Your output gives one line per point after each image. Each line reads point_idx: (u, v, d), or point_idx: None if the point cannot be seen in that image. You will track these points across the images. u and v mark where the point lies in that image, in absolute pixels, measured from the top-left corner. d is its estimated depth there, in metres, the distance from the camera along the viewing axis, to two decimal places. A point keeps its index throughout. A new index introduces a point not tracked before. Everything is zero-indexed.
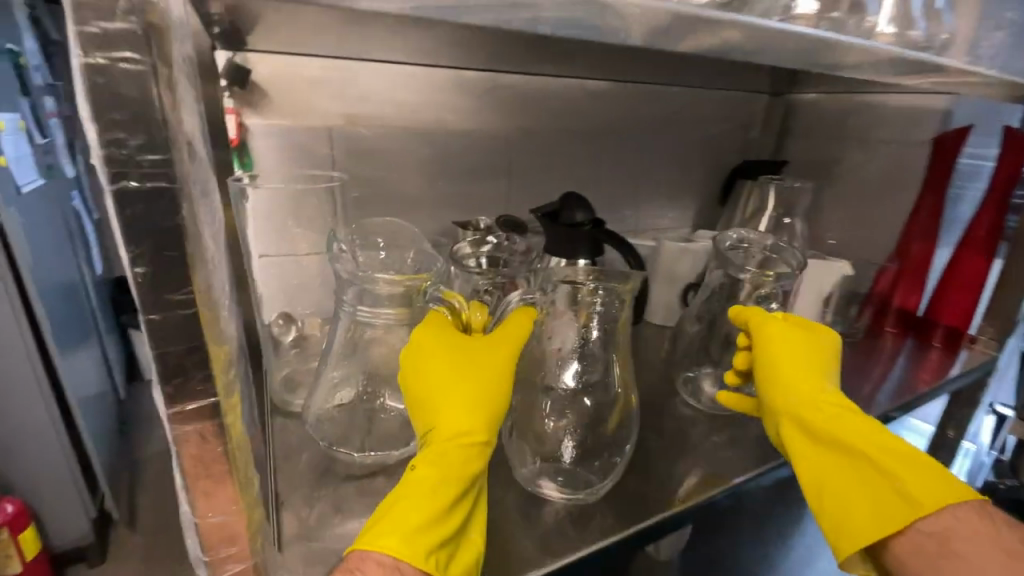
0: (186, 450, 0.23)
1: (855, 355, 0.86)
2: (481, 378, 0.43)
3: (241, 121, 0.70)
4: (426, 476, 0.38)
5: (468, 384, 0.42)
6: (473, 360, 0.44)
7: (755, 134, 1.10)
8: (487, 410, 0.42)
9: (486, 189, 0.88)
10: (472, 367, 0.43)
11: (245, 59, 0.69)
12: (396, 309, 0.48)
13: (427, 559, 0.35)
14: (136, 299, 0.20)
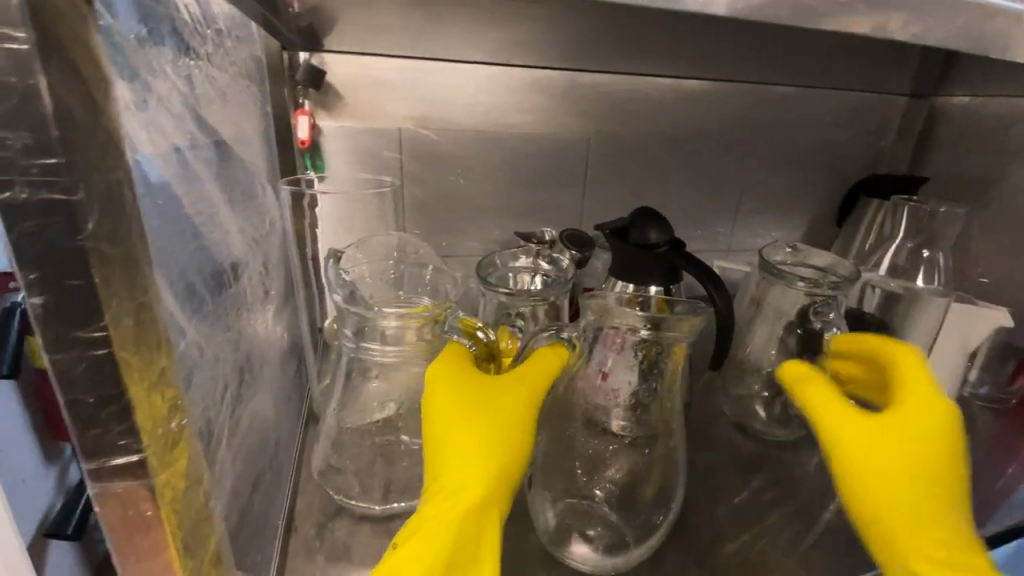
0: (109, 511, 0.19)
1: (1002, 426, 0.67)
2: (502, 427, 0.34)
3: (315, 122, 0.69)
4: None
5: (478, 441, 0.33)
6: (493, 403, 0.34)
7: (887, 143, 0.92)
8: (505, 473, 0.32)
9: (558, 198, 0.82)
10: (490, 413, 0.34)
11: (322, 60, 0.68)
12: (410, 345, 0.42)
13: None
14: (36, 334, 0.16)
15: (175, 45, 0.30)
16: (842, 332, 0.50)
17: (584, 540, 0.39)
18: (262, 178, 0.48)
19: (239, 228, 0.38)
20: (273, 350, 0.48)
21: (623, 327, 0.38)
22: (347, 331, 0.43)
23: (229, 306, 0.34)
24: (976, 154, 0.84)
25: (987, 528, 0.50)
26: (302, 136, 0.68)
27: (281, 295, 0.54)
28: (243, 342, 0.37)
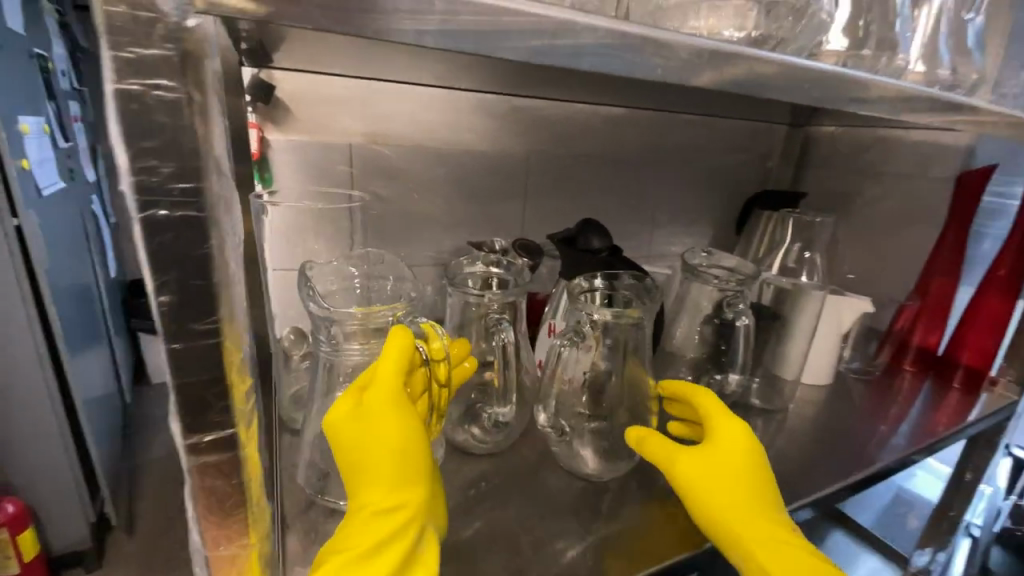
0: (200, 481, 0.22)
1: (871, 392, 0.82)
2: (380, 443, 0.35)
3: (263, 137, 0.71)
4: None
5: (365, 445, 0.36)
6: (368, 421, 0.36)
7: (773, 165, 1.09)
8: (384, 466, 0.35)
9: (502, 212, 0.88)
10: (366, 436, 0.36)
11: (269, 75, 0.69)
12: (362, 344, 0.47)
13: None
14: (159, 325, 0.20)
15: None
16: (749, 320, 0.62)
17: (590, 447, 0.51)
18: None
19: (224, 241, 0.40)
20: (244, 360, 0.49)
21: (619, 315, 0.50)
22: (321, 339, 0.47)
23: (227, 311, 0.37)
24: (844, 175, 1.04)
25: (859, 470, 0.63)
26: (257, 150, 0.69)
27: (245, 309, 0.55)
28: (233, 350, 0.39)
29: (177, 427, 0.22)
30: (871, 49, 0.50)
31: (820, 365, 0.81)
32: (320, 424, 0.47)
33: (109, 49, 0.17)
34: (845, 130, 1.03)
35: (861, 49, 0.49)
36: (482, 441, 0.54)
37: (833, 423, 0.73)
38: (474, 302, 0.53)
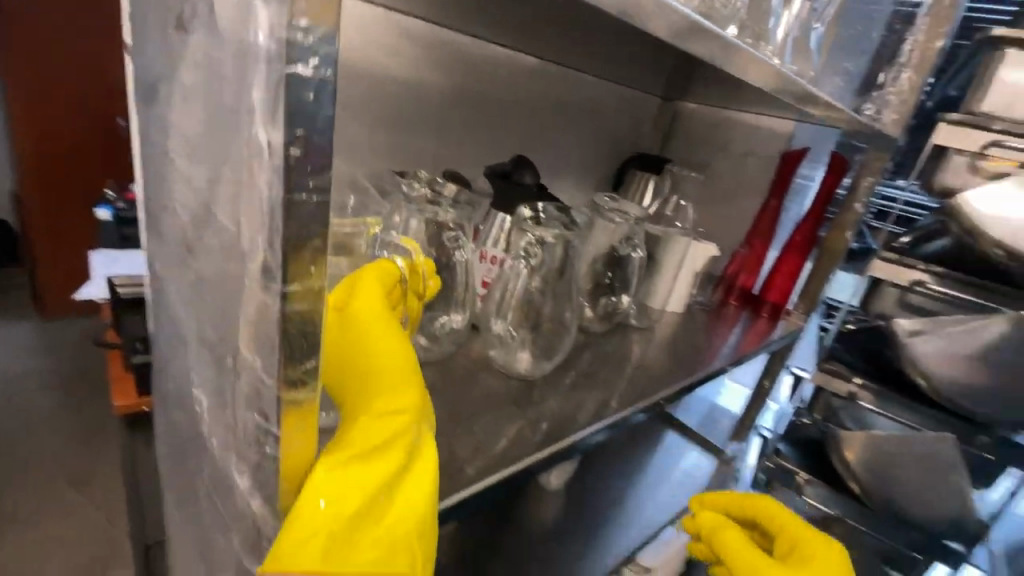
0: (287, 327, 0.24)
1: (709, 317, 1.02)
2: (379, 351, 0.30)
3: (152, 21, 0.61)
4: (345, 521, 0.25)
5: (360, 346, 0.31)
6: (364, 323, 0.31)
7: (648, 131, 1.25)
8: (388, 371, 0.30)
9: (417, 144, 0.84)
10: (367, 340, 0.31)
11: None
12: None
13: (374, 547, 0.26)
14: (282, 178, 0.22)
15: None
16: (639, 253, 0.81)
17: (526, 351, 0.62)
18: (139, 95, 0.44)
19: (182, 125, 0.37)
20: (168, 264, 0.45)
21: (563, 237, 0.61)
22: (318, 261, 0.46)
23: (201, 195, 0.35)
24: (701, 147, 1.26)
25: (703, 369, 0.76)
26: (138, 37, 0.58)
27: (147, 213, 0.49)
28: (197, 242, 0.37)
29: (274, 275, 0.24)
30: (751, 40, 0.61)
31: (679, 295, 0.95)
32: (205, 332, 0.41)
33: None
34: (702, 110, 1.23)
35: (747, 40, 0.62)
36: (428, 349, 0.58)
37: (686, 340, 0.87)
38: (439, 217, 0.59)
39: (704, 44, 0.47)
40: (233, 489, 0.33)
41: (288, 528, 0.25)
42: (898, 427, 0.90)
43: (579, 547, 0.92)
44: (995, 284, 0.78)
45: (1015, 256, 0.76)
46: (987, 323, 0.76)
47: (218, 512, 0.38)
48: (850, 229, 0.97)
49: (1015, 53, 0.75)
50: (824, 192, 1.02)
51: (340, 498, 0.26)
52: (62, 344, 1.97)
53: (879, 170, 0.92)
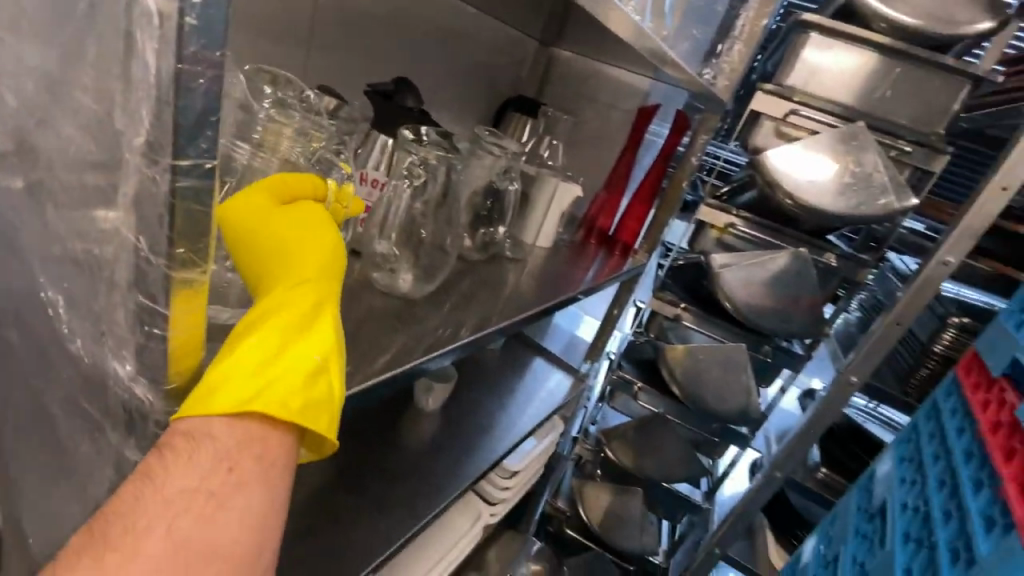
0: (180, 204, 0.25)
1: (572, 253, 1.14)
2: (303, 250, 0.36)
3: None
4: (274, 376, 0.29)
5: (289, 242, 0.36)
6: (289, 228, 0.37)
7: (525, 74, 1.30)
8: (317, 266, 0.36)
9: (287, 57, 0.78)
10: (293, 237, 0.36)
11: None
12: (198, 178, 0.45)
13: (307, 396, 0.30)
14: (174, 48, 0.22)
15: None
16: (515, 186, 0.86)
17: (408, 271, 0.64)
18: None
19: None
20: None
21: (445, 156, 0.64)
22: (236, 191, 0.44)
23: (41, 70, 0.31)
24: (571, 95, 1.34)
25: (562, 294, 0.86)
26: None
27: None
28: (34, 127, 0.33)
29: (160, 147, 0.24)
30: None
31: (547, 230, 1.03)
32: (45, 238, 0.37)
33: None
34: (575, 58, 1.31)
35: None
36: None
37: (552, 271, 0.97)
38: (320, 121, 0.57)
39: None
40: (108, 386, 0.32)
41: (211, 383, 0.28)
42: (709, 338, 1.11)
43: (454, 458, 1.00)
44: (785, 228, 1.02)
45: (801, 205, 0.92)
46: (772, 257, 0.98)
47: (83, 419, 0.36)
48: (685, 181, 1.13)
49: (814, 37, 0.92)
50: (669, 147, 1.17)
51: (268, 361, 0.30)
52: None
53: (711, 129, 1.08)
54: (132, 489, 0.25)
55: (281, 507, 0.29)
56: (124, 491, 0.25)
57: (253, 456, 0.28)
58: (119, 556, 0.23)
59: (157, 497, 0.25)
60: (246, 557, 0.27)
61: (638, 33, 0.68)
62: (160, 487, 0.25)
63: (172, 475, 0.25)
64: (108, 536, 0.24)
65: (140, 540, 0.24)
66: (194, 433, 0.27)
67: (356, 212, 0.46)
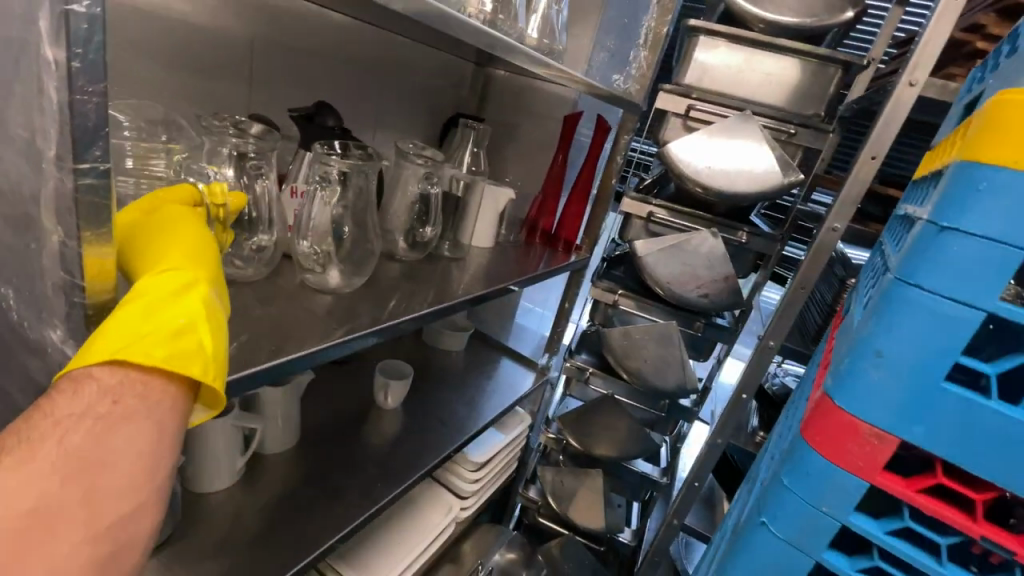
0: (83, 197, 0.34)
1: (517, 252, 1.22)
2: (181, 245, 0.46)
3: None
4: (144, 332, 0.38)
5: (168, 240, 0.46)
6: (165, 231, 0.47)
7: (464, 93, 1.40)
8: (193, 256, 0.45)
9: (225, 93, 0.87)
10: (169, 237, 0.46)
11: None
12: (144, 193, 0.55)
13: (169, 349, 0.38)
14: (65, 84, 0.31)
15: None
16: (440, 191, 0.94)
17: (335, 270, 0.73)
18: None
19: None
20: None
21: (360, 165, 0.72)
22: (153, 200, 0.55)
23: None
24: (509, 110, 1.45)
25: (495, 285, 0.95)
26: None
27: None
28: None
29: (64, 155, 0.33)
30: (508, 16, 0.79)
31: (484, 230, 1.12)
32: None
33: None
34: (509, 76, 1.41)
35: (503, 14, 0.78)
36: (248, 268, 0.68)
37: (490, 266, 1.06)
38: (238, 139, 0.65)
39: (448, 22, 0.62)
40: (47, 353, 0.40)
41: (93, 344, 0.37)
42: (649, 320, 1.19)
43: (413, 450, 1.08)
44: (700, 212, 1.12)
45: (707, 189, 1.02)
46: (689, 239, 1.06)
47: (34, 391, 0.44)
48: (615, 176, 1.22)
49: (702, 39, 1.03)
50: (597, 146, 1.24)
51: (140, 320, 0.38)
52: None
53: (630, 129, 1.18)
54: (28, 416, 0.33)
55: (167, 437, 0.37)
56: (24, 416, 0.33)
57: (134, 394, 0.36)
58: (19, 457, 0.31)
59: (49, 420, 0.33)
60: (131, 471, 0.35)
61: (525, 51, 0.78)
62: (50, 413, 0.33)
63: (59, 407, 0.33)
64: (7, 445, 0.32)
65: (35, 448, 0.32)
66: (78, 377, 0.35)
67: (236, 204, 0.57)
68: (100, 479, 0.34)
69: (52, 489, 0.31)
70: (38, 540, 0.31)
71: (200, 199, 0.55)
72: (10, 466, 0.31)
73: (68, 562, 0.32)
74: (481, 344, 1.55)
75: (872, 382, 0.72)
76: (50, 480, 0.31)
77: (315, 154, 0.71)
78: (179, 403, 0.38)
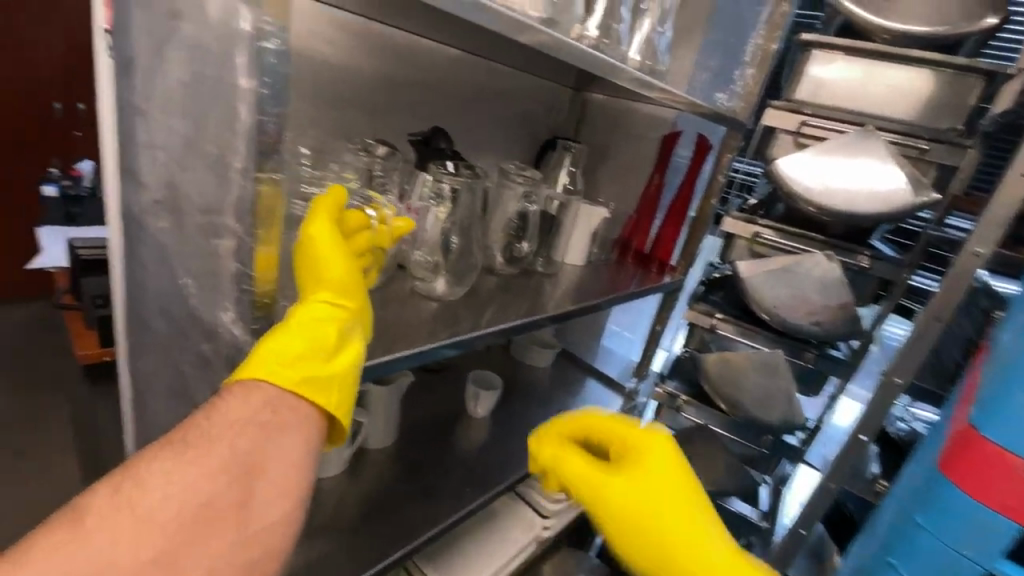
0: (261, 201, 0.41)
1: (610, 270, 1.21)
2: (328, 271, 0.52)
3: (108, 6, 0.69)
4: (292, 356, 0.45)
5: (321, 264, 0.52)
6: (317, 250, 0.53)
7: (562, 117, 1.44)
8: (338, 288, 0.51)
9: (355, 122, 0.98)
10: (321, 262, 0.52)
11: None
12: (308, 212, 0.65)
13: (303, 379, 0.45)
14: (255, 109, 0.38)
15: None
16: (538, 207, 0.98)
17: (441, 279, 0.79)
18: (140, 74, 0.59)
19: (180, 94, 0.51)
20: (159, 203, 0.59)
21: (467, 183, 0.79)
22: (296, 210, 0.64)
23: (190, 140, 0.49)
24: (605, 132, 1.47)
25: (590, 299, 0.96)
26: (108, 20, 0.68)
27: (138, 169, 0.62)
28: (188, 178, 0.51)
29: (250, 166, 0.40)
30: (612, 38, 0.81)
31: (578, 249, 1.14)
32: (183, 249, 0.55)
33: None
34: (608, 99, 1.44)
35: (608, 37, 0.80)
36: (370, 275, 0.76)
37: (584, 283, 1.07)
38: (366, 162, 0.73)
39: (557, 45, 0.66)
40: (219, 334, 0.48)
41: (252, 359, 0.45)
42: (752, 348, 1.12)
43: (501, 460, 1.10)
44: (811, 233, 1.05)
45: (821, 209, 0.96)
46: (797, 262, 0.99)
47: (205, 366, 0.53)
48: (716, 196, 1.18)
49: (817, 53, 0.99)
50: (696, 165, 1.21)
51: (287, 346, 0.46)
52: None
53: (735, 147, 1.15)
54: (206, 416, 0.42)
55: (307, 450, 0.45)
56: (203, 413, 0.42)
57: (285, 407, 0.45)
58: (200, 453, 0.40)
59: (224, 422, 0.42)
60: (276, 475, 0.43)
61: (629, 70, 0.79)
62: (225, 413, 0.42)
63: (232, 411, 0.42)
64: (189, 441, 0.40)
65: (212, 447, 0.40)
66: (245, 387, 0.44)
67: (400, 228, 0.61)
68: (253, 478, 0.42)
69: (221, 485, 0.40)
70: (207, 528, 0.39)
71: (369, 222, 0.61)
72: (195, 459, 0.39)
73: (226, 554, 0.40)
74: (569, 364, 1.55)
75: (1015, 406, 0.78)
76: (220, 478, 0.40)
77: (427, 174, 0.78)
78: (316, 419, 0.47)
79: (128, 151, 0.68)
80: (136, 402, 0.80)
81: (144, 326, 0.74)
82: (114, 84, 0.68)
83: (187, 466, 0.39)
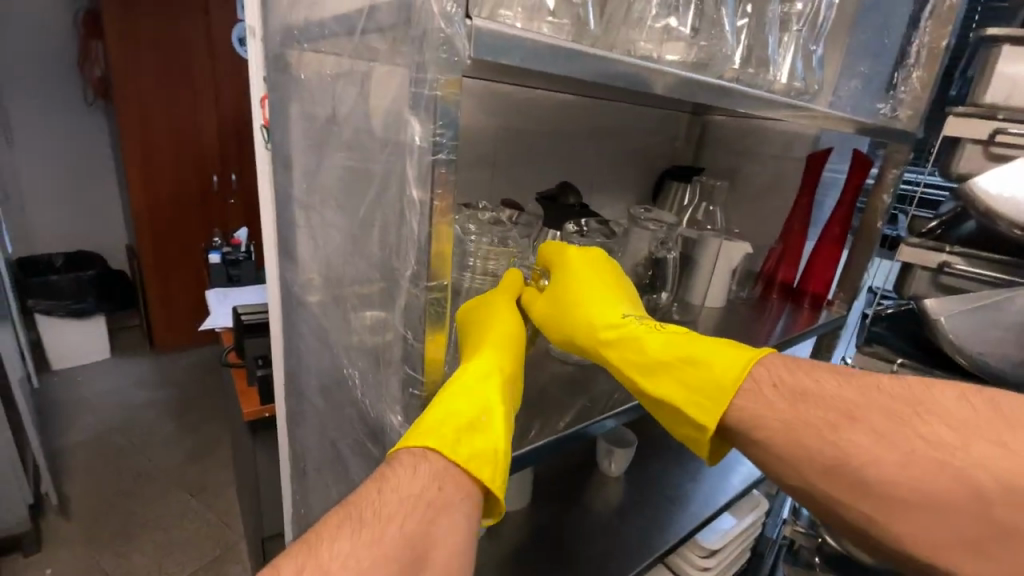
0: (432, 309, 0.40)
1: (752, 310, 1.09)
2: (495, 338, 0.52)
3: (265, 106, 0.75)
4: (455, 417, 0.42)
5: (493, 329, 0.53)
6: (490, 318, 0.54)
7: (681, 146, 1.35)
8: (507, 353, 0.51)
9: (479, 181, 1.00)
10: (492, 327, 0.53)
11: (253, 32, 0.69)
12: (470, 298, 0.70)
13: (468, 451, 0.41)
14: (429, 220, 0.38)
15: (351, 89, 0.47)
16: (674, 254, 0.91)
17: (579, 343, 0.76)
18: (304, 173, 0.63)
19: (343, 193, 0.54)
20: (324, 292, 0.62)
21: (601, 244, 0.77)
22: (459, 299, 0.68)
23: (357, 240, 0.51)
24: (731, 156, 1.35)
25: None
26: (265, 118, 0.74)
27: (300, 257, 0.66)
28: (353, 274, 0.53)
29: (422, 276, 0.39)
30: (754, 67, 0.74)
31: (717, 291, 1.04)
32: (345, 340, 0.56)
33: (440, 84, 0.35)
34: (730, 120, 1.31)
35: (749, 67, 0.73)
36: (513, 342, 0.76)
37: (728, 328, 0.97)
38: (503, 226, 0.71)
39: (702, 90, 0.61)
40: (387, 431, 0.48)
41: (419, 426, 0.43)
42: None
43: (644, 523, 1.01)
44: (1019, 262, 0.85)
45: None
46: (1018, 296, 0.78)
47: (370, 456, 0.54)
48: (882, 217, 1.05)
49: (1007, 49, 0.81)
50: (853, 183, 1.07)
51: (456, 411, 0.43)
52: (172, 404, 2.27)
53: (901, 162, 0.99)
54: (378, 489, 0.39)
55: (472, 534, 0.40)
56: (373, 487, 0.39)
57: (450, 483, 0.40)
58: (374, 534, 0.37)
59: (394, 498, 0.38)
60: (443, 566, 0.38)
61: (778, 100, 0.71)
62: (395, 490, 0.39)
63: (401, 487, 0.39)
64: (363, 519, 0.37)
65: (385, 527, 0.37)
66: (411, 460, 0.40)
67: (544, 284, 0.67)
68: (420, 566, 0.37)
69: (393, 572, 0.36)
70: None
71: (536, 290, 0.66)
72: (368, 542, 0.36)
73: None
74: None
75: None
76: (392, 565, 0.36)
77: (561, 236, 0.77)
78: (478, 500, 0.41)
79: (288, 237, 0.74)
80: (296, 467, 0.85)
81: (302, 399, 0.79)
82: (273, 178, 0.73)
83: (361, 546, 0.36)
